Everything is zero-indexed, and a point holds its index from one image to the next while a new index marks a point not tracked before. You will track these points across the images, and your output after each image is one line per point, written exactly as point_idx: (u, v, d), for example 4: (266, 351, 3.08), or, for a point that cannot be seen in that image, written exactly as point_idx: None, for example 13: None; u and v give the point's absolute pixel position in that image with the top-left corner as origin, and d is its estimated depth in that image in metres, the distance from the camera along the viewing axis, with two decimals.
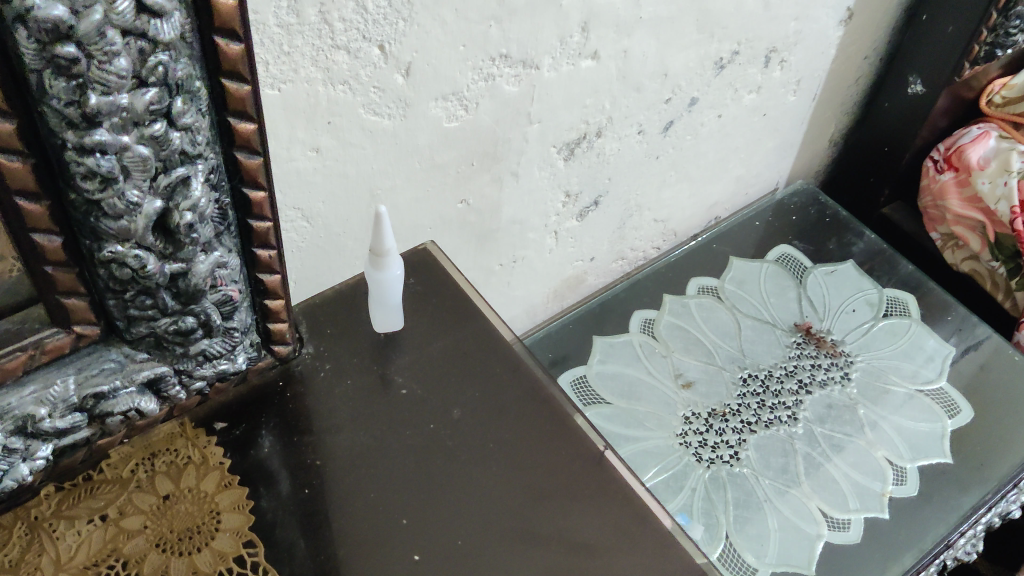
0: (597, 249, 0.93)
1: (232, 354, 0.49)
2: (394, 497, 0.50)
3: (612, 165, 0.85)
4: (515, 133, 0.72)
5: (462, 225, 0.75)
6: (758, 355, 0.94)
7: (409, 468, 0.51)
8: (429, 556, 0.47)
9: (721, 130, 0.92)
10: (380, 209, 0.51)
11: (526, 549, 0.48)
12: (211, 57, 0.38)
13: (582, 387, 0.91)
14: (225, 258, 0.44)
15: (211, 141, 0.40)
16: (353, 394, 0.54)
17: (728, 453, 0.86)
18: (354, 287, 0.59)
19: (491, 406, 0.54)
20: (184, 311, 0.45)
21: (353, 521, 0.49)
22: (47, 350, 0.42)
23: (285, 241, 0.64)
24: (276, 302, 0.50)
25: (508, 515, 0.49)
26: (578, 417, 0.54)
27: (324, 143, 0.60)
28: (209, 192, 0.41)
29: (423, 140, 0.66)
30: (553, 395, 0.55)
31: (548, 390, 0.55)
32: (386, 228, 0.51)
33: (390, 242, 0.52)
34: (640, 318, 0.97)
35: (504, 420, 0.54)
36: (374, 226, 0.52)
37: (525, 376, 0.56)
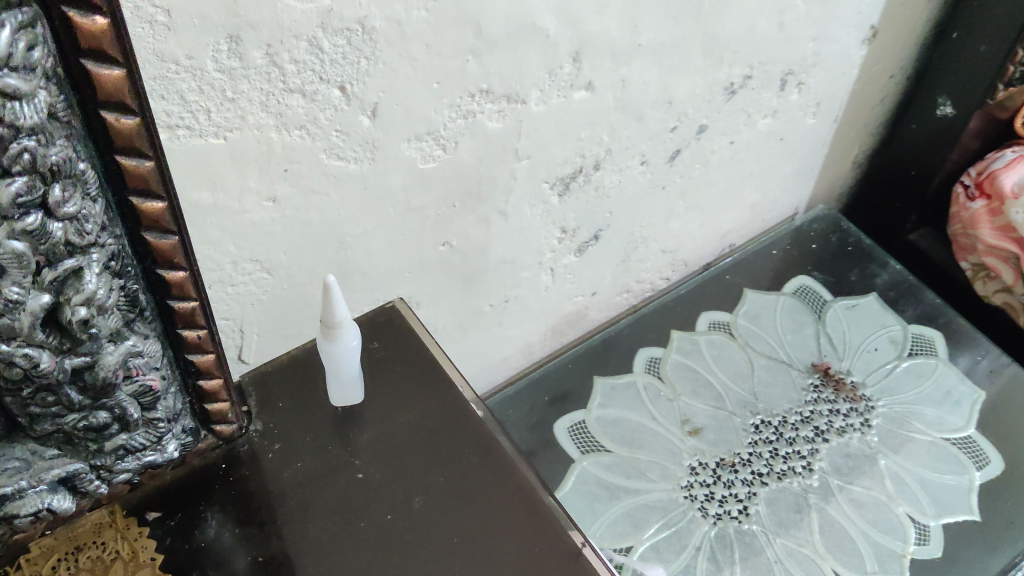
0: (599, 284, 0.87)
1: (159, 444, 0.43)
2: None
3: (612, 198, 0.79)
4: (502, 170, 0.66)
5: (444, 268, 0.70)
6: (772, 399, 0.88)
7: (360, 565, 0.45)
8: None
9: (733, 157, 0.86)
10: (328, 279, 0.45)
11: None
12: (99, 133, 0.32)
13: (580, 433, 0.85)
14: (140, 345, 0.39)
15: (108, 225, 0.34)
16: (304, 476, 0.49)
17: (736, 508, 0.79)
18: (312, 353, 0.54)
19: (458, 492, 0.48)
20: (95, 406, 0.39)
21: None
22: None
23: (245, 294, 0.59)
24: (212, 383, 0.45)
25: None
26: (554, 506, 0.48)
27: (282, 192, 0.55)
28: (110, 280, 0.35)
29: (396, 183, 0.60)
30: (528, 481, 0.48)
31: (522, 473, 0.49)
32: (336, 298, 0.46)
33: (342, 313, 0.47)
34: (645, 356, 0.92)
35: (471, 509, 0.47)
36: (324, 296, 0.46)
37: (498, 458, 0.50)
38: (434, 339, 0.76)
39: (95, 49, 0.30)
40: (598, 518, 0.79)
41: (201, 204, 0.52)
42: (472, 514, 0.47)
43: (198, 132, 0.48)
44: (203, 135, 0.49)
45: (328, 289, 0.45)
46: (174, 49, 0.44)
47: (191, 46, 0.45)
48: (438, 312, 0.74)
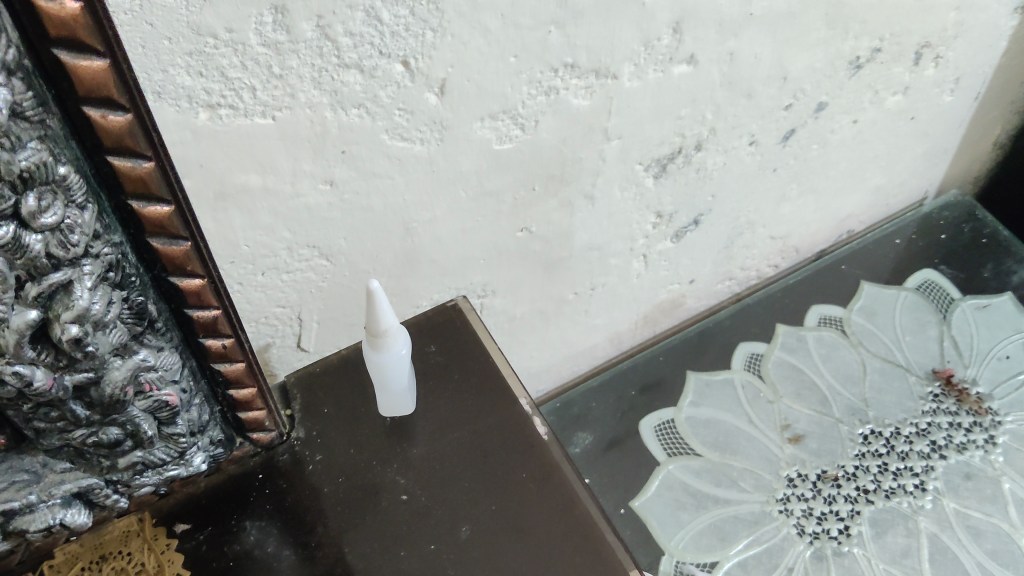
0: (698, 271, 0.80)
1: (182, 458, 0.40)
2: None
3: (715, 181, 0.71)
4: (589, 151, 0.60)
5: (523, 254, 0.64)
6: (885, 407, 0.80)
7: None
8: None
9: (856, 137, 0.77)
10: (373, 284, 0.40)
11: None
12: (85, 133, 0.28)
13: (668, 433, 0.79)
14: (151, 359, 0.35)
15: (103, 233, 0.30)
16: (345, 492, 0.44)
17: (836, 527, 0.72)
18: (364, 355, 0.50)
19: (509, 523, 0.43)
20: (105, 422, 0.36)
21: None
22: None
23: (302, 282, 0.55)
24: (245, 392, 0.41)
25: None
26: (615, 547, 0.42)
27: (340, 175, 0.50)
28: (109, 293, 0.31)
29: (468, 165, 0.55)
30: (588, 515, 0.43)
31: (582, 506, 0.44)
32: (381, 304, 0.41)
33: (388, 320, 0.42)
34: (745, 351, 0.85)
35: (521, 542, 0.42)
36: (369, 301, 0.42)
37: (557, 487, 0.44)
38: (511, 327, 0.71)
39: (67, 37, 0.25)
40: (682, 529, 0.73)
41: (249, 187, 0.47)
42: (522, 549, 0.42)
43: (243, 111, 0.44)
44: (249, 115, 0.44)
45: (372, 295, 0.40)
46: (211, 22, 0.39)
47: (230, 18, 0.40)
48: (516, 300, 0.68)
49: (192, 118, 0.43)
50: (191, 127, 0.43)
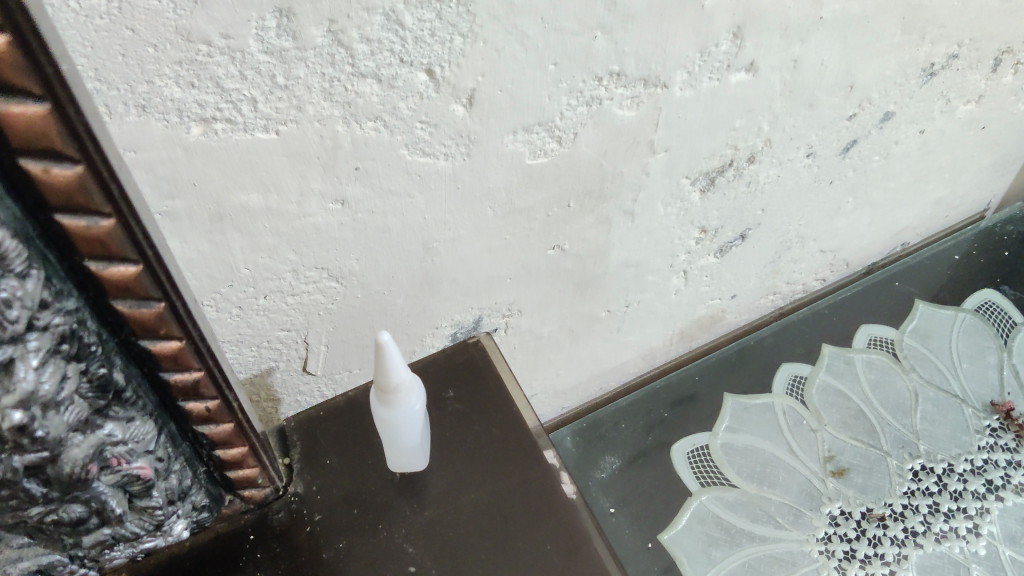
0: (742, 286, 0.74)
1: (159, 528, 0.35)
2: None
3: (766, 195, 0.65)
4: (631, 165, 0.54)
5: (554, 272, 0.59)
6: (938, 441, 0.74)
7: None
8: None
9: (921, 148, 0.70)
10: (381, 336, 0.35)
11: None
12: (24, 188, 0.23)
13: (701, 461, 0.74)
14: (119, 433, 0.30)
15: (52, 301, 0.25)
16: (348, 561, 0.39)
17: (881, 572, 0.66)
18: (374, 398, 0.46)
19: None
20: (65, 500, 0.30)
21: None
22: None
23: (309, 304, 0.49)
24: (234, 452, 0.36)
25: None
26: None
27: (353, 193, 0.44)
28: (63, 367, 0.26)
29: (497, 182, 0.49)
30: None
31: None
32: (391, 358, 0.36)
33: (400, 376, 0.37)
34: (788, 372, 0.80)
35: None
36: (379, 354, 0.37)
37: (585, 567, 0.39)
38: (537, 345, 0.65)
39: None
40: (713, 567, 0.68)
41: (250, 207, 0.41)
42: None
43: (242, 125, 0.37)
44: (249, 129, 0.38)
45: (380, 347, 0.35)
46: (204, 27, 0.33)
47: (226, 23, 0.33)
48: (544, 319, 0.63)
49: (182, 133, 0.36)
50: (182, 144, 0.36)
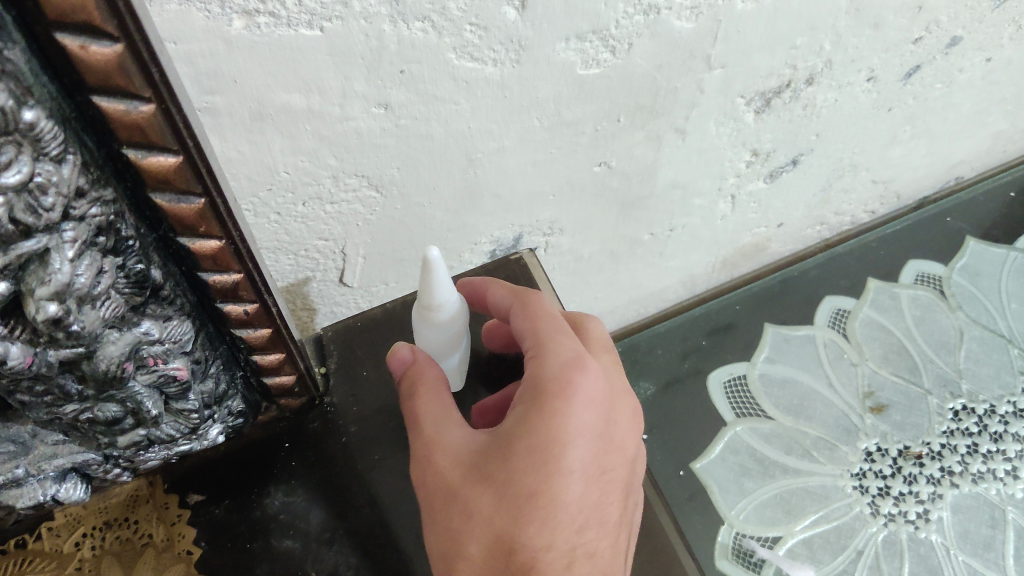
0: (789, 215, 0.71)
1: (196, 433, 0.34)
2: None
3: (823, 119, 0.62)
4: (685, 81, 0.51)
5: (599, 190, 0.57)
6: (981, 381, 0.73)
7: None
8: None
9: (986, 77, 0.67)
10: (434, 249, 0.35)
11: None
12: (62, 67, 0.21)
13: (737, 392, 0.73)
14: (156, 332, 0.29)
15: (88, 191, 0.24)
16: (382, 472, 0.42)
17: (915, 510, 0.66)
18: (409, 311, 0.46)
19: None
20: (100, 399, 0.30)
21: None
22: None
23: (348, 213, 0.48)
24: (272, 358, 0.36)
25: None
26: None
27: (397, 97, 0.42)
28: (99, 261, 0.25)
29: (547, 93, 0.47)
30: None
31: None
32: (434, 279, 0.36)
33: (445, 298, 0.38)
34: (831, 306, 0.78)
35: None
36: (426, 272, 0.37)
37: None
38: (577, 266, 0.64)
39: None
40: (744, 498, 0.68)
41: (291, 107, 0.39)
42: None
43: (286, 20, 0.35)
44: (293, 25, 0.35)
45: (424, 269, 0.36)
46: None
47: None
48: (586, 239, 0.62)
49: (224, 26, 0.34)
50: (224, 37, 0.34)
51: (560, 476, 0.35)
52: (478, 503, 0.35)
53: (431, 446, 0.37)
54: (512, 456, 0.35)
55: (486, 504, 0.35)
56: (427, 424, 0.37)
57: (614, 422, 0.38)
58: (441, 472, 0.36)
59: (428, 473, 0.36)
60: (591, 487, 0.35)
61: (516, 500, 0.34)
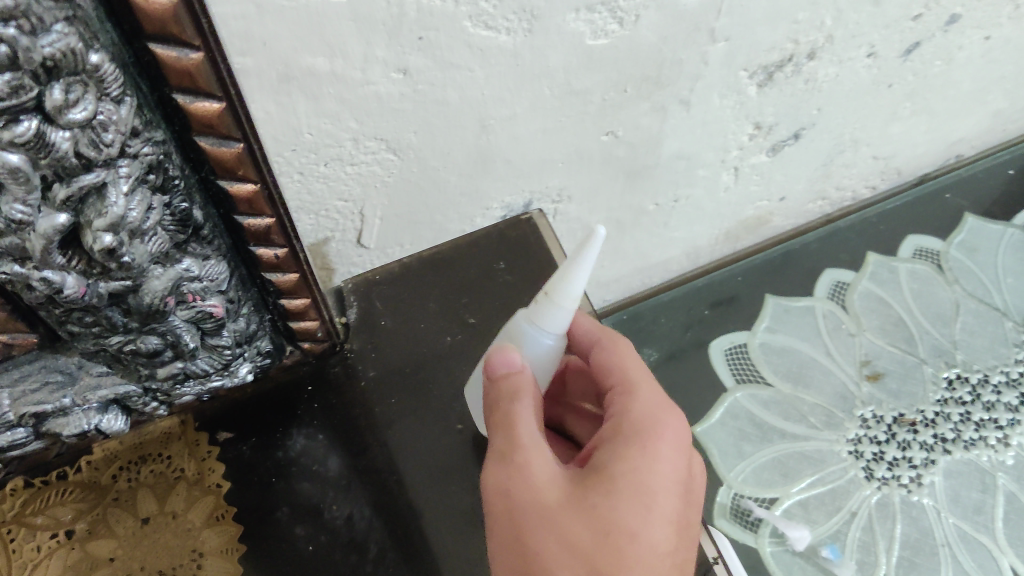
0: (791, 189, 0.73)
1: (227, 369, 0.37)
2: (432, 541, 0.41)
3: (824, 94, 0.64)
4: (690, 53, 0.53)
5: (607, 159, 0.59)
6: (976, 352, 0.75)
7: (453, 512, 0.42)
8: None
9: (985, 56, 0.68)
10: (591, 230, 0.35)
11: None
12: (123, 16, 0.24)
13: (738, 358, 0.76)
14: (195, 270, 0.31)
15: (141, 131, 0.26)
16: (399, 417, 0.45)
17: (908, 475, 0.69)
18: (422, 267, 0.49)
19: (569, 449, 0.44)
20: (143, 331, 0.32)
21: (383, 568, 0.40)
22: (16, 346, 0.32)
23: (366, 175, 0.50)
24: (298, 302, 0.38)
25: None
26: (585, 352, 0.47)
27: (415, 63, 0.44)
28: (149, 198, 0.28)
29: (557, 62, 0.49)
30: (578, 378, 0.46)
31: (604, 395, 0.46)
32: (582, 271, 0.36)
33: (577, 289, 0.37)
34: (831, 278, 0.80)
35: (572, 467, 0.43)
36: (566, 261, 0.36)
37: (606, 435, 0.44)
38: (584, 234, 0.67)
39: None
40: (743, 460, 0.70)
41: (316, 70, 0.42)
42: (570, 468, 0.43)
43: None
44: None
45: (580, 257, 0.35)
46: None
47: None
48: (593, 207, 0.64)
49: None
50: (257, 2, 0.36)
51: (659, 522, 0.32)
52: (562, 527, 0.31)
53: (515, 455, 0.33)
54: (613, 489, 0.32)
55: (580, 537, 0.31)
56: (521, 436, 0.34)
57: (692, 482, 0.36)
58: (526, 487, 0.33)
59: (515, 494, 0.33)
60: (677, 546, 0.33)
61: (605, 539, 0.31)
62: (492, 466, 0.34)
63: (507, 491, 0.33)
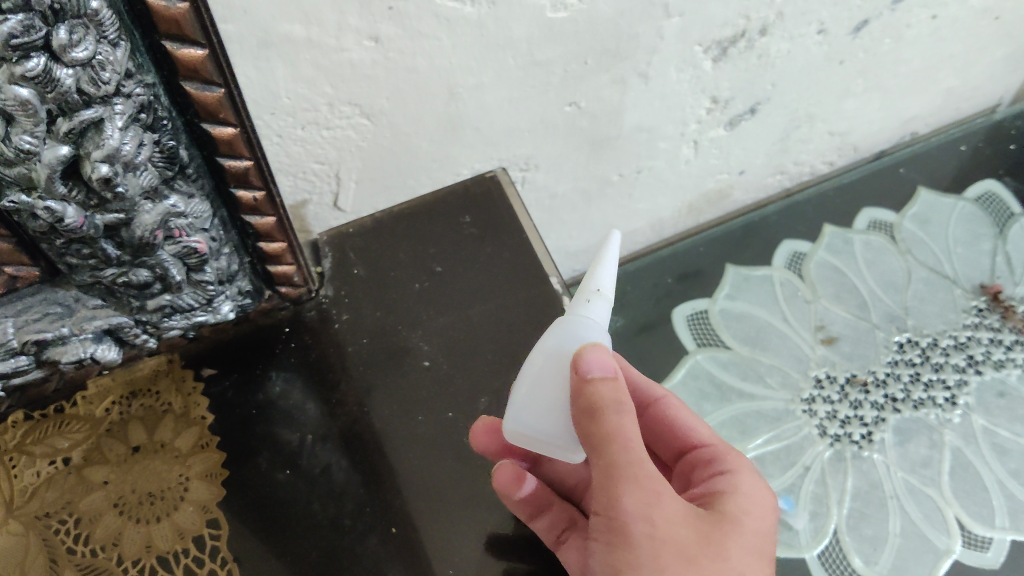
0: (750, 162, 0.77)
1: (211, 305, 0.41)
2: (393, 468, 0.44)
3: (777, 69, 0.67)
4: (646, 27, 0.57)
5: (571, 129, 0.63)
6: (926, 318, 0.79)
7: (416, 441, 0.45)
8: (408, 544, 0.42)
9: (932, 34, 0.72)
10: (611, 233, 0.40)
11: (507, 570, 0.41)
12: None
13: (700, 324, 0.80)
14: (182, 206, 0.35)
15: (134, 73, 0.30)
16: (367, 354, 0.48)
17: (859, 432, 0.73)
18: (396, 221, 0.54)
19: None
20: (134, 264, 0.36)
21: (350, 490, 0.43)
22: (20, 278, 0.35)
23: (342, 139, 0.53)
24: (275, 246, 0.42)
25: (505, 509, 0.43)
26: (543, 292, 0.51)
27: (386, 31, 0.47)
28: (141, 135, 0.31)
29: (520, 33, 0.52)
30: (538, 316, 0.50)
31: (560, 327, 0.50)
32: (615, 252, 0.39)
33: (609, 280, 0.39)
34: (788, 249, 0.85)
35: None
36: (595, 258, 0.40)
37: None
38: (552, 203, 0.70)
39: None
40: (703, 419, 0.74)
41: (293, 37, 0.44)
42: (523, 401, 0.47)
43: None
44: None
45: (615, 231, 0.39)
46: None
47: None
48: (559, 177, 0.68)
49: None
50: None
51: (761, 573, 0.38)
52: (712, 565, 0.36)
53: (657, 481, 0.36)
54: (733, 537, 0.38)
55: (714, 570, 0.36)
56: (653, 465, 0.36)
57: None
58: (667, 518, 0.36)
59: (654, 517, 0.35)
60: None
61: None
62: (627, 484, 0.35)
63: (649, 518, 0.35)
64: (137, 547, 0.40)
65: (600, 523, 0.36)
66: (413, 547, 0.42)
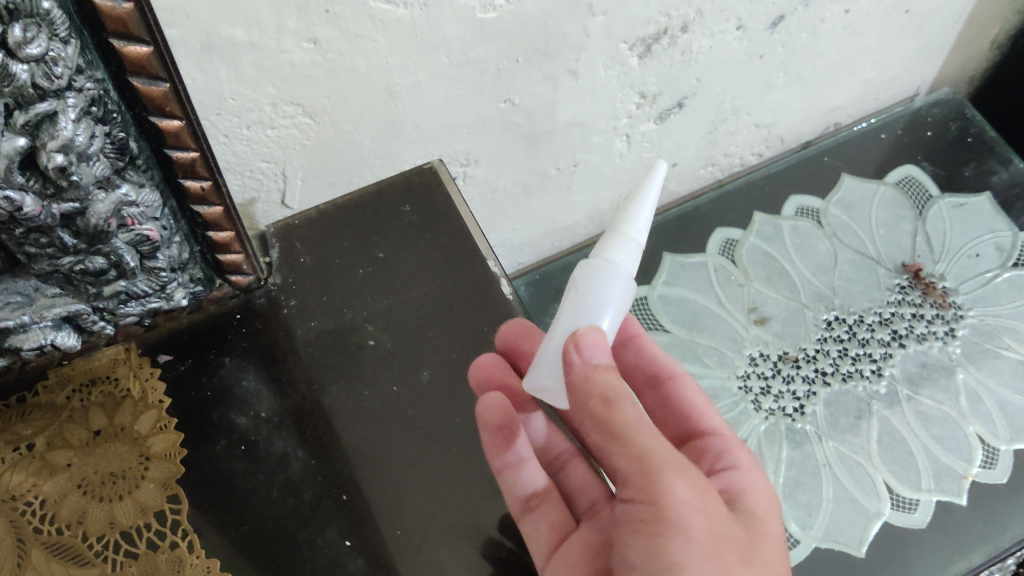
0: (681, 154, 0.82)
1: (163, 291, 0.44)
2: (339, 441, 0.47)
3: (700, 64, 0.71)
4: (572, 26, 0.60)
5: (507, 125, 0.66)
6: (852, 296, 0.84)
7: (361, 414, 0.49)
8: (356, 508, 0.45)
9: (847, 28, 0.76)
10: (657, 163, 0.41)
11: (456, 539, 0.45)
12: None
13: (639, 309, 0.84)
14: (133, 194, 0.38)
15: (84, 69, 0.33)
16: (313, 336, 0.51)
17: (792, 406, 0.77)
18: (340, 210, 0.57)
19: (468, 356, 0.51)
20: (91, 252, 0.38)
21: (304, 467, 0.46)
22: None
23: (286, 138, 0.56)
24: (223, 235, 0.45)
25: (446, 476, 0.47)
26: (481, 275, 0.55)
27: (324, 34, 0.50)
28: (92, 126, 0.34)
29: (452, 33, 0.55)
30: (476, 296, 0.54)
31: (497, 305, 0.53)
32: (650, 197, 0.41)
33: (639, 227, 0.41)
34: (721, 237, 0.89)
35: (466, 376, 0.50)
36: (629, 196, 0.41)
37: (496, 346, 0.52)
38: (495, 197, 0.74)
39: None
40: None
41: (234, 40, 0.47)
42: (462, 375, 0.51)
43: None
44: None
45: (651, 177, 0.41)
46: None
47: None
48: (499, 171, 0.71)
49: None
50: None
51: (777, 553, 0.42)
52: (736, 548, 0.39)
53: (687, 466, 0.39)
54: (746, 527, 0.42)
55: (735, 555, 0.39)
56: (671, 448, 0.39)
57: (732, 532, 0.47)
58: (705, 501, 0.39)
59: (692, 496, 0.38)
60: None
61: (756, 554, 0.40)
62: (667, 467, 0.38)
63: (692, 500, 0.38)
64: (100, 523, 0.42)
65: (638, 508, 0.39)
66: (363, 512, 0.45)
